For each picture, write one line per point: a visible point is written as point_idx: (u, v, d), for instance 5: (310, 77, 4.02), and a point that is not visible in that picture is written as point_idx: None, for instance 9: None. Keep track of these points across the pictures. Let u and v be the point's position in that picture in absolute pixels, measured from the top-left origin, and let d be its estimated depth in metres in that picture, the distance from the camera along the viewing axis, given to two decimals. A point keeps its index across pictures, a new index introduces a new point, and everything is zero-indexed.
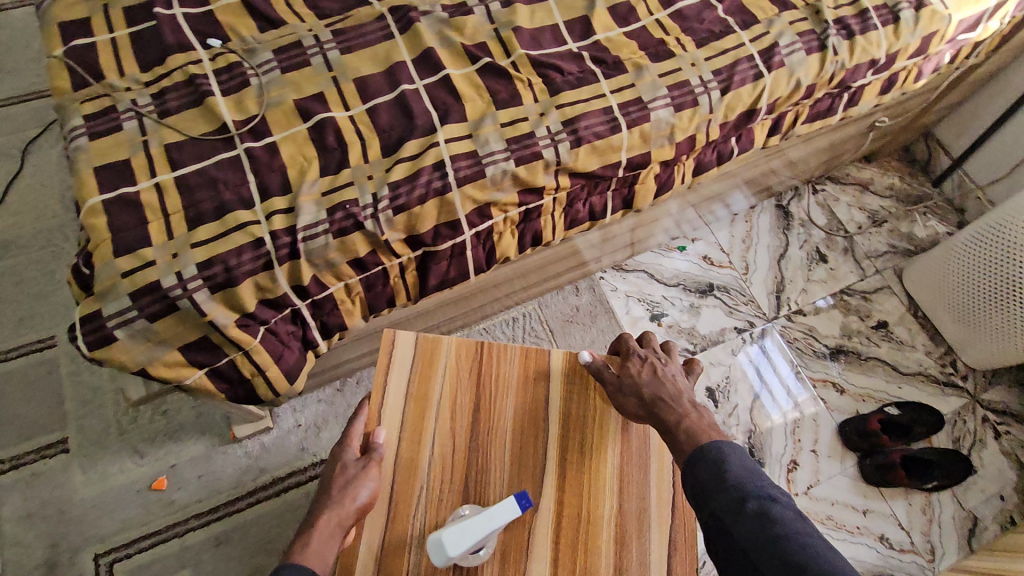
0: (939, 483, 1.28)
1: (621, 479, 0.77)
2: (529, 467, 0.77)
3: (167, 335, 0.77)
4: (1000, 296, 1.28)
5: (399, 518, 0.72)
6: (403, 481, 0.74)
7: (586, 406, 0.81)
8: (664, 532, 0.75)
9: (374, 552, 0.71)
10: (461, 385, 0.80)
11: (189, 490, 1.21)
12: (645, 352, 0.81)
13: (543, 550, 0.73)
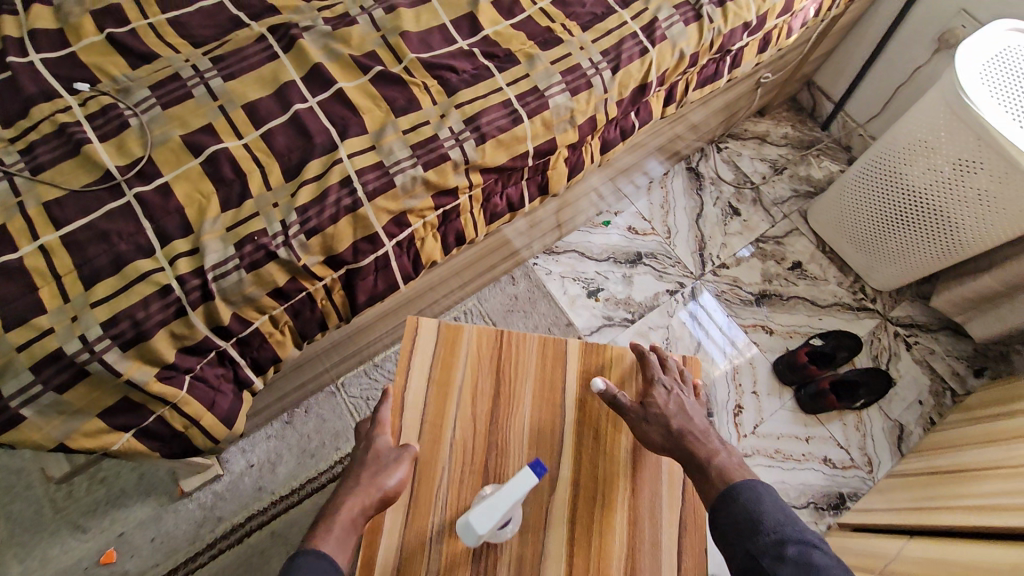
0: (865, 401, 1.39)
1: (634, 459, 0.76)
2: (547, 447, 0.76)
3: (82, 404, 0.72)
4: (898, 220, 1.41)
5: (420, 506, 0.71)
6: (426, 462, 0.73)
7: (602, 392, 0.79)
8: (674, 509, 0.74)
9: (399, 534, 0.69)
10: (482, 373, 0.78)
11: (143, 556, 1.14)
12: (669, 383, 0.77)
13: (561, 529, 0.72)
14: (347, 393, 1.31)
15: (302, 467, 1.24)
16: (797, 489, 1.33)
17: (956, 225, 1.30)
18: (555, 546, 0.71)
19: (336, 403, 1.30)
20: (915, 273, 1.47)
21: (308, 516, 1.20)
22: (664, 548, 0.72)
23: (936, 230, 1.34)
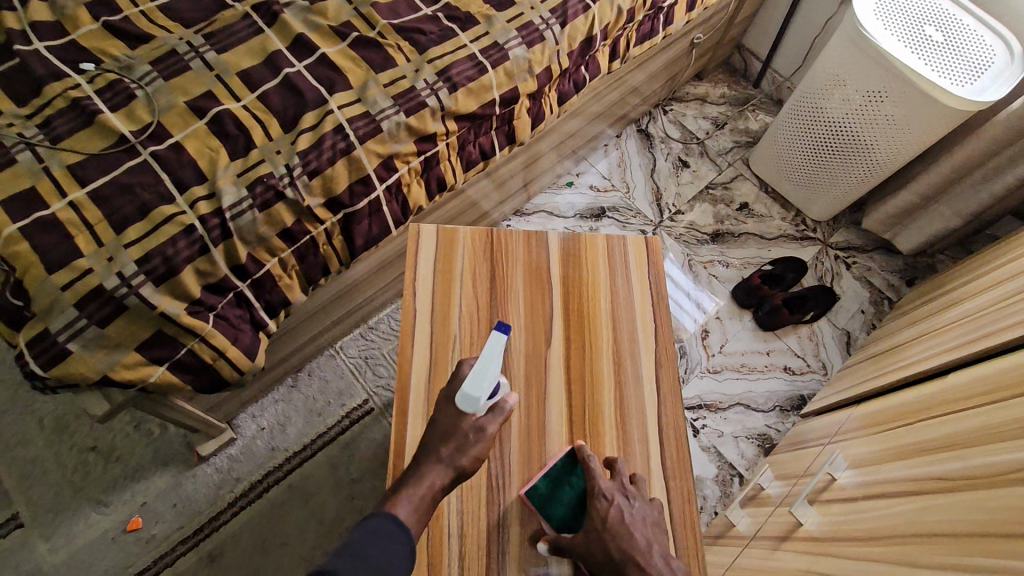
0: (814, 313, 1.57)
1: (614, 322, 0.85)
2: (540, 318, 0.83)
3: (121, 338, 0.80)
4: (825, 153, 1.60)
5: (438, 371, 0.78)
6: (439, 336, 0.80)
7: (580, 270, 0.88)
8: (650, 354, 0.83)
9: (424, 394, 0.76)
10: (479, 262, 0.86)
11: (167, 521, 1.18)
12: (609, 492, 0.67)
13: (559, 382, 0.80)
14: (347, 354, 1.39)
15: (311, 425, 1.30)
16: (763, 396, 1.48)
17: (872, 148, 1.49)
18: (558, 392, 0.79)
19: (337, 364, 1.38)
20: (843, 199, 1.67)
21: (323, 467, 1.26)
22: (646, 386, 0.81)
23: (856, 156, 1.54)
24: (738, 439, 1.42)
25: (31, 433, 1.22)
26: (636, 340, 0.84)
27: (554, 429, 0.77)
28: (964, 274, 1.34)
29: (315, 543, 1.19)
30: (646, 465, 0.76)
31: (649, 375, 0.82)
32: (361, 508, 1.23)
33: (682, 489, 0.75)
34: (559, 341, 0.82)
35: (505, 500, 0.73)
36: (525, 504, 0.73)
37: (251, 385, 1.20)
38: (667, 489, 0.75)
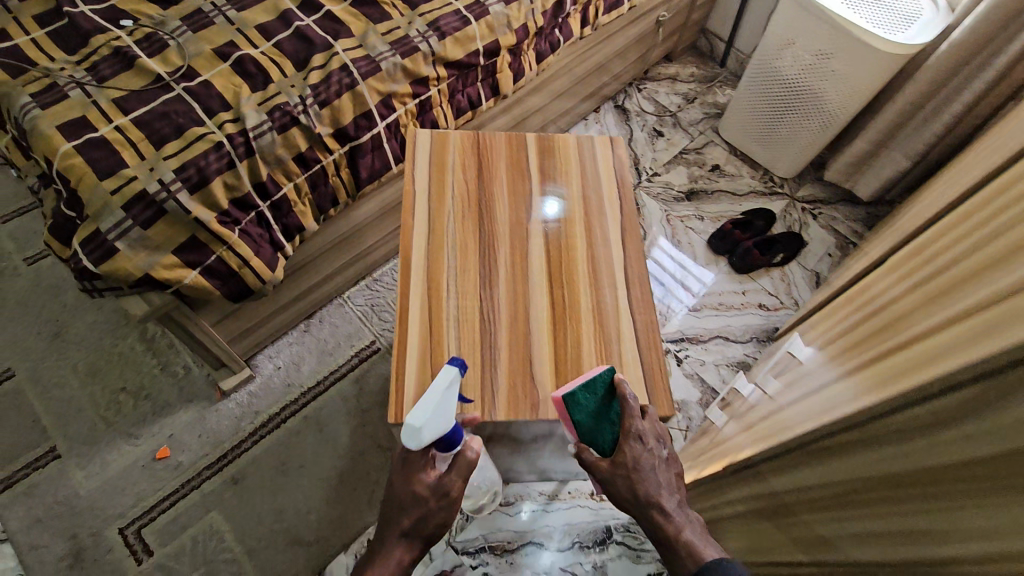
0: (784, 255, 1.68)
1: (584, 195, 0.89)
2: (520, 196, 0.88)
3: (160, 240, 0.92)
4: (784, 109, 1.75)
5: (437, 240, 0.82)
6: (435, 212, 0.84)
7: (554, 158, 0.93)
8: (617, 221, 0.87)
9: (423, 259, 0.80)
10: (467, 154, 0.91)
11: (193, 449, 1.26)
12: (647, 437, 0.67)
13: (538, 244, 0.83)
14: (353, 303, 1.50)
15: (323, 363, 1.40)
16: (741, 328, 1.57)
17: (823, 101, 1.64)
18: (540, 245, 0.83)
19: (345, 312, 1.48)
20: (805, 154, 1.81)
21: (337, 400, 1.35)
22: (614, 245, 0.84)
23: (811, 109, 1.69)
24: (719, 367, 1.50)
25: (67, 377, 1.33)
26: (603, 204, 0.88)
27: (538, 274, 0.80)
28: (916, 199, 1.49)
29: (329, 465, 1.27)
30: (613, 301, 0.79)
31: (616, 232, 0.86)
32: (371, 434, 1.32)
33: (645, 321, 0.78)
34: (537, 205, 0.87)
35: (496, 330, 0.75)
36: (514, 334, 0.75)
37: (267, 322, 1.30)
38: (634, 322, 0.78)
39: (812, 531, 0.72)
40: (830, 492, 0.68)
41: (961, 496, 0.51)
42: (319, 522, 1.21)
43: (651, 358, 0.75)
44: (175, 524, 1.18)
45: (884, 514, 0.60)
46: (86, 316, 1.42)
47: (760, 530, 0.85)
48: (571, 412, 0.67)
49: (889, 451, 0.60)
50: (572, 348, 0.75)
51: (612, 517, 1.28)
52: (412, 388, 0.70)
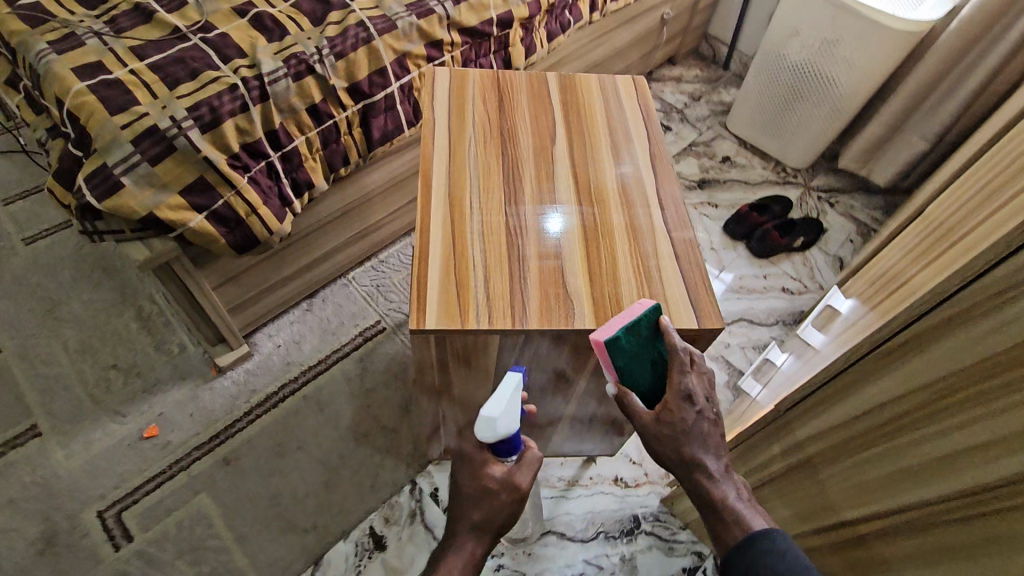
0: (805, 239, 1.63)
1: (610, 124, 0.82)
2: (545, 123, 0.81)
3: (168, 180, 0.85)
4: (796, 97, 1.73)
5: (457, 159, 0.74)
6: (455, 134, 0.76)
7: (577, 92, 0.86)
8: (645, 148, 0.80)
9: (444, 178, 0.71)
10: (489, 83, 0.84)
11: (183, 428, 1.17)
12: (698, 397, 0.58)
13: (565, 167, 0.75)
14: (359, 284, 1.43)
15: (325, 342, 1.32)
16: (764, 310, 1.51)
17: (835, 84, 1.61)
18: (568, 168, 0.75)
19: (349, 292, 1.41)
20: (819, 142, 1.78)
21: (338, 381, 1.26)
22: (644, 169, 0.77)
23: (823, 94, 1.66)
24: (746, 350, 1.42)
25: (56, 354, 1.25)
26: (629, 132, 0.82)
27: (566, 193, 0.72)
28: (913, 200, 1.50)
29: (330, 447, 1.16)
30: (648, 220, 0.71)
31: (645, 157, 0.79)
32: (376, 414, 1.21)
33: (684, 240, 0.70)
34: (564, 134, 0.80)
35: (524, 242, 0.66)
36: (543, 248, 0.66)
37: (270, 292, 1.22)
38: (672, 241, 0.70)
39: (860, 474, 0.69)
40: (863, 429, 0.66)
41: (1003, 393, 0.49)
42: (317, 507, 1.09)
43: (695, 274, 0.66)
44: (160, 507, 1.07)
45: (918, 442, 0.59)
46: (82, 294, 1.34)
47: (799, 488, 0.82)
48: (615, 358, 0.59)
49: (911, 369, 0.58)
50: (607, 262, 0.66)
51: (639, 504, 1.14)
52: (434, 296, 0.61)
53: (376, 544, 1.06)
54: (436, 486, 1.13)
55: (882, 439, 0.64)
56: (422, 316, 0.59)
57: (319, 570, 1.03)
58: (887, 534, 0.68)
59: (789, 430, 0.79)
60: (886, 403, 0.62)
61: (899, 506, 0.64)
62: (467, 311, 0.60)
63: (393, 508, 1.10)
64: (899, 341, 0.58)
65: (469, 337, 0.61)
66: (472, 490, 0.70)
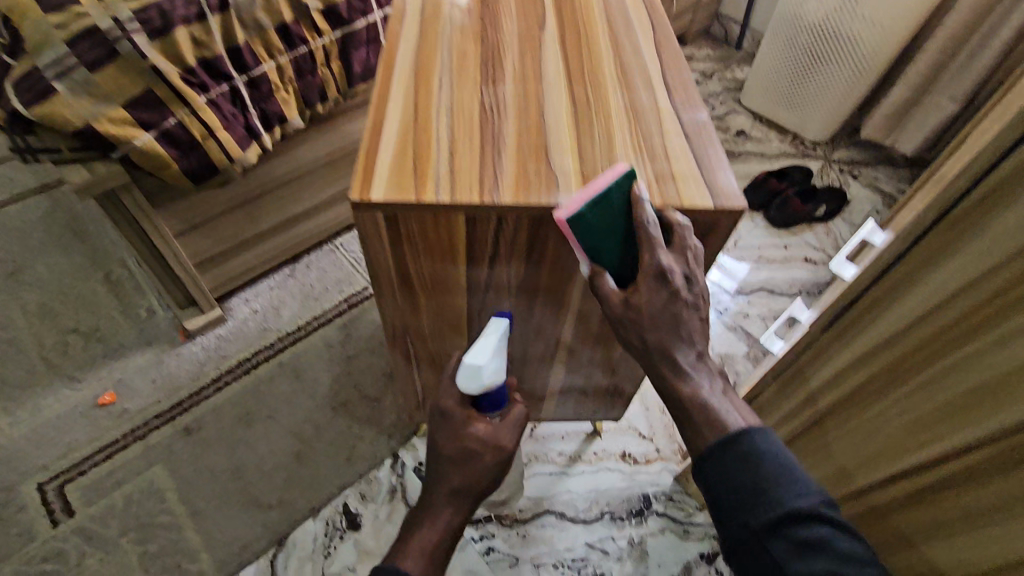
0: (826, 209, 1.51)
1: (608, 12, 0.72)
2: (532, 10, 0.70)
3: (109, 89, 0.76)
4: (813, 60, 1.61)
5: (428, 41, 0.64)
6: (428, 19, 0.67)
7: None
8: (648, 34, 0.69)
9: (411, 57, 0.62)
10: None
11: (143, 395, 1.05)
12: (677, 278, 0.47)
13: (555, 50, 0.65)
14: (346, 250, 1.32)
15: (306, 308, 1.21)
16: (786, 281, 1.38)
17: (858, 42, 1.50)
18: (557, 50, 0.65)
19: (334, 258, 1.30)
20: (840, 110, 1.66)
21: (316, 348, 1.14)
22: (647, 53, 0.66)
23: (844, 54, 1.54)
24: (767, 320, 1.30)
25: (14, 318, 1.15)
26: (630, 19, 0.71)
27: (554, 73, 0.62)
28: None
29: (303, 417, 1.04)
30: (652, 100, 0.60)
31: (648, 42, 0.68)
32: (356, 383, 1.10)
33: (695, 121, 0.59)
34: (553, 20, 0.69)
35: (500, 119, 0.56)
36: (523, 125, 0.56)
37: (245, 248, 1.12)
38: (682, 121, 0.59)
39: (915, 407, 0.54)
40: (916, 343, 0.51)
41: (1001, 320, 0.43)
42: (284, 483, 0.97)
43: (709, 153, 0.56)
44: (108, 480, 0.95)
45: (918, 390, 0.53)
46: (49, 258, 1.25)
47: (836, 442, 0.66)
48: (579, 236, 0.48)
49: (981, 246, 0.43)
50: (601, 139, 0.56)
51: (649, 483, 1.01)
52: (384, 169, 0.51)
53: (349, 524, 0.93)
54: (421, 461, 1.00)
55: (942, 352, 0.49)
56: (367, 187, 0.49)
57: (283, 552, 0.90)
58: (954, 484, 0.52)
59: (817, 367, 0.64)
60: (948, 301, 0.47)
61: (968, 441, 0.49)
62: (423, 183, 0.50)
63: (371, 485, 0.97)
64: (966, 206, 0.44)
65: (425, 214, 0.50)
66: (452, 454, 0.60)
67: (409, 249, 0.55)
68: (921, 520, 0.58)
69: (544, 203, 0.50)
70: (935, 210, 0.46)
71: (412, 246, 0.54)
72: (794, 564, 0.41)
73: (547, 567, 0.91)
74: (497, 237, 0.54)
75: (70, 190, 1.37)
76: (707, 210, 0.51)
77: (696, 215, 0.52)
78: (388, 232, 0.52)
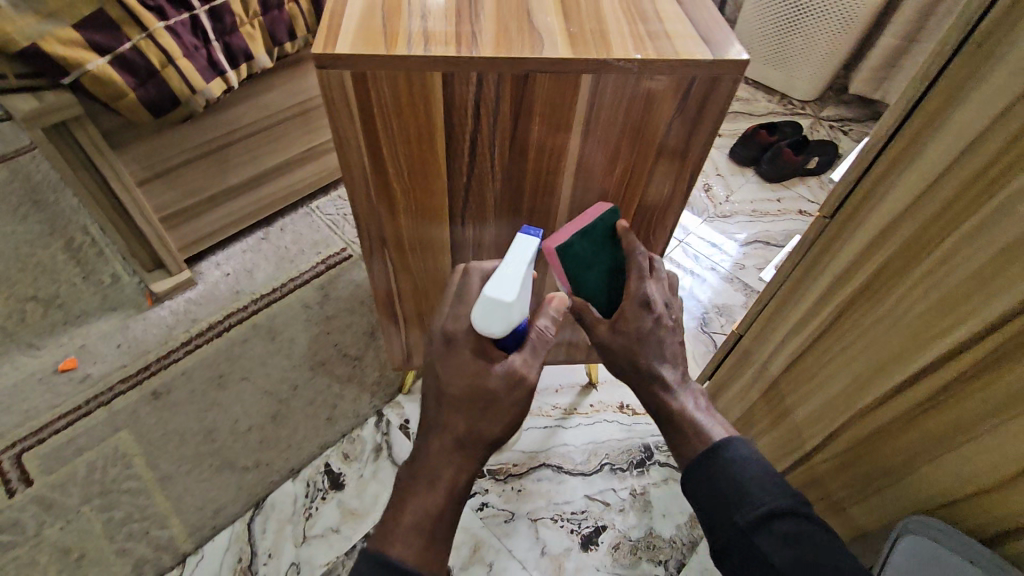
0: (820, 161, 1.47)
1: None
2: None
3: (57, 8, 0.74)
4: (800, 13, 1.55)
5: None
6: None
7: None
8: None
9: None
10: None
11: (108, 361, 0.98)
12: (657, 302, 0.53)
13: None
14: (323, 212, 1.26)
15: (281, 270, 1.14)
16: (781, 233, 1.34)
17: None
18: None
19: (312, 221, 1.24)
20: (828, 64, 1.61)
21: (293, 309, 1.08)
22: None
23: (831, 5, 1.48)
24: (763, 270, 1.25)
25: None
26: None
27: None
28: None
29: (280, 377, 0.98)
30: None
31: None
32: (336, 342, 1.03)
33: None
34: None
35: None
36: None
37: (214, 204, 1.07)
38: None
39: (936, 288, 0.50)
40: (931, 214, 0.47)
41: (981, 203, 0.44)
42: (261, 443, 0.90)
43: (705, 17, 0.53)
44: (69, 447, 0.88)
45: (902, 299, 0.53)
46: (5, 227, 1.17)
47: (847, 350, 0.62)
48: (568, 264, 0.56)
49: (998, 82, 0.40)
50: (587, 4, 0.53)
51: (650, 433, 0.96)
52: (353, 27, 0.48)
53: (332, 483, 0.87)
54: (407, 418, 0.94)
55: (966, 216, 0.45)
56: (333, 42, 0.47)
57: (260, 514, 0.84)
58: (977, 377, 0.50)
59: (820, 270, 0.60)
60: (962, 156, 0.43)
61: (1007, 310, 0.45)
62: (395, 39, 0.47)
63: (355, 443, 0.91)
64: (977, 37, 0.40)
65: (400, 72, 0.47)
66: (463, 395, 0.47)
67: (385, 125, 0.51)
68: (922, 437, 0.58)
69: (528, 54, 0.47)
70: (944, 48, 0.42)
71: (386, 120, 0.51)
72: (779, 555, 0.43)
73: (546, 521, 0.85)
74: (479, 107, 0.50)
75: (30, 160, 1.30)
76: (706, 62, 0.48)
77: (694, 70, 0.49)
78: (360, 99, 0.49)
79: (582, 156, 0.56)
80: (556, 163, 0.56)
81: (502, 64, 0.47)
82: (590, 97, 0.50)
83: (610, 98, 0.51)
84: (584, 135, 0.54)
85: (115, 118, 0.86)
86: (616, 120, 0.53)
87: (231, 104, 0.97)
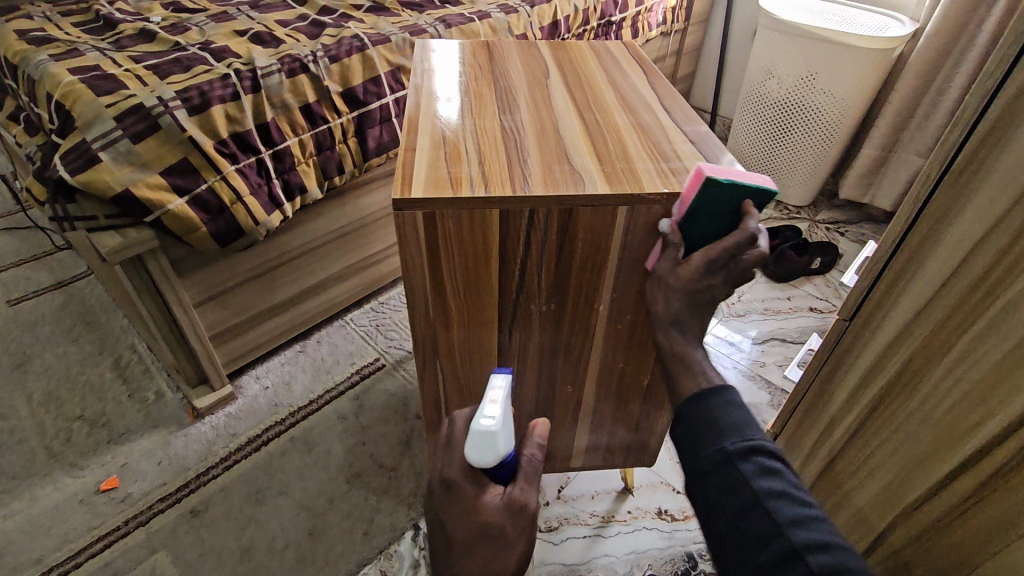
0: (821, 261, 1.56)
1: (600, 61, 0.83)
2: (536, 61, 0.82)
3: (150, 158, 0.86)
4: (785, 131, 1.72)
5: (449, 88, 0.73)
6: (447, 73, 0.77)
7: (561, 42, 0.88)
8: (642, 76, 0.80)
9: (428, 101, 0.71)
10: (473, 46, 0.86)
11: (149, 478, 1.00)
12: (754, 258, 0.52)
13: (558, 89, 0.75)
14: (357, 324, 1.33)
15: (318, 381, 1.19)
16: (796, 329, 1.39)
17: (822, 112, 1.62)
18: (555, 89, 0.74)
19: (346, 331, 1.31)
20: (816, 172, 1.75)
21: (329, 419, 1.11)
22: (641, 87, 0.77)
23: (813, 123, 1.65)
24: (783, 368, 1.29)
25: (16, 408, 1.11)
26: (621, 64, 0.83)
27: (563, 103, 0.71)
28: None
29: (316, 490, 0.99)
30: (654, 122, 0.69)
31: (642, 79, 0.79)
32: (372, 453, 1.05)
33: (697, 132, 0.67)
34: (554, 69, 0.80)
35: (522, 137, 0.64)
36: (543, 140, 0.64)
37: (259, 321, 1.15)
38: (684, 134, 0.67)
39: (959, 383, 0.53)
40: (942, 317, 0.53)
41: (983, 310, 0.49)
42: (298, 561, 0.89)
43: (716, 155, 0.63)
44: (105, 572, 0.87)
45: (927, 396, 0.57)
46: (59, 348, 1.24)
47: (883, 447, 0.63)
48: (701, 199, 0.52)
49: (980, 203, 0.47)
50: (614, 147, 0.63)
51: (691, 540, 0.94)
52: (422, 173, 0.57)
53: None
54: None
55: (975, 316, 0.50)
56: (407, 186, 0.55)
57: None
58: None
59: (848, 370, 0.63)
60: (963, 265, 0.50)
61: None
62: (458, 183, 0.56)
63: (391, 560, 0.90)
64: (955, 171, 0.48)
65: (464, 209, 0.55)
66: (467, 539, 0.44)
67: (447, 251, 0.59)
68: None
69: (572, 192, 0.55)
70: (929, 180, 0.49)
71: (449, 247, 0.58)
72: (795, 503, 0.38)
73: None
74: (529, 235, 0.58)
75: (86, 285, 1.40)
76: None
77: None
78: (428, 231, 0.57)
79: (618, 273, 0.63)
80: (593, 281, 0.63)
81: (551, 201, 0.55)
82: (626, 223, 0.58)
83: (643, 224, 0.58)
84: (621, 255, 0.61)
85: (184, 248, 0.95)
86: (648, 241, 0.60)
87: (285, 232, 1.08)
